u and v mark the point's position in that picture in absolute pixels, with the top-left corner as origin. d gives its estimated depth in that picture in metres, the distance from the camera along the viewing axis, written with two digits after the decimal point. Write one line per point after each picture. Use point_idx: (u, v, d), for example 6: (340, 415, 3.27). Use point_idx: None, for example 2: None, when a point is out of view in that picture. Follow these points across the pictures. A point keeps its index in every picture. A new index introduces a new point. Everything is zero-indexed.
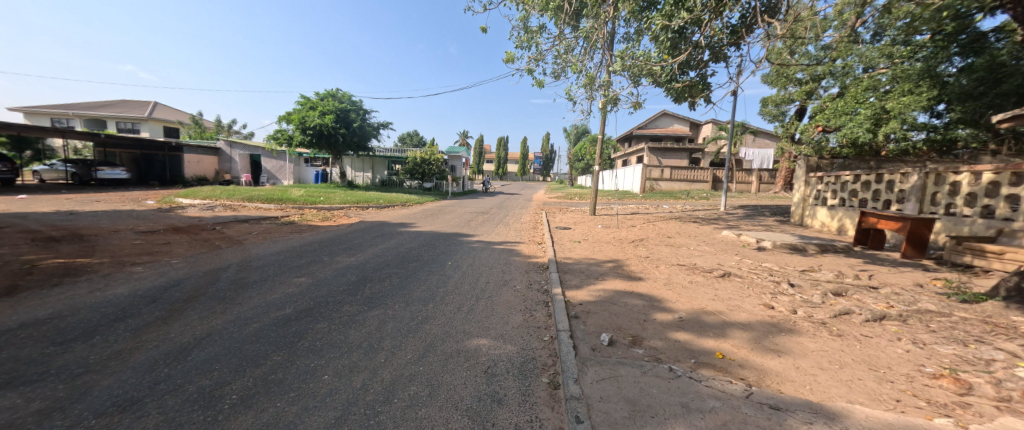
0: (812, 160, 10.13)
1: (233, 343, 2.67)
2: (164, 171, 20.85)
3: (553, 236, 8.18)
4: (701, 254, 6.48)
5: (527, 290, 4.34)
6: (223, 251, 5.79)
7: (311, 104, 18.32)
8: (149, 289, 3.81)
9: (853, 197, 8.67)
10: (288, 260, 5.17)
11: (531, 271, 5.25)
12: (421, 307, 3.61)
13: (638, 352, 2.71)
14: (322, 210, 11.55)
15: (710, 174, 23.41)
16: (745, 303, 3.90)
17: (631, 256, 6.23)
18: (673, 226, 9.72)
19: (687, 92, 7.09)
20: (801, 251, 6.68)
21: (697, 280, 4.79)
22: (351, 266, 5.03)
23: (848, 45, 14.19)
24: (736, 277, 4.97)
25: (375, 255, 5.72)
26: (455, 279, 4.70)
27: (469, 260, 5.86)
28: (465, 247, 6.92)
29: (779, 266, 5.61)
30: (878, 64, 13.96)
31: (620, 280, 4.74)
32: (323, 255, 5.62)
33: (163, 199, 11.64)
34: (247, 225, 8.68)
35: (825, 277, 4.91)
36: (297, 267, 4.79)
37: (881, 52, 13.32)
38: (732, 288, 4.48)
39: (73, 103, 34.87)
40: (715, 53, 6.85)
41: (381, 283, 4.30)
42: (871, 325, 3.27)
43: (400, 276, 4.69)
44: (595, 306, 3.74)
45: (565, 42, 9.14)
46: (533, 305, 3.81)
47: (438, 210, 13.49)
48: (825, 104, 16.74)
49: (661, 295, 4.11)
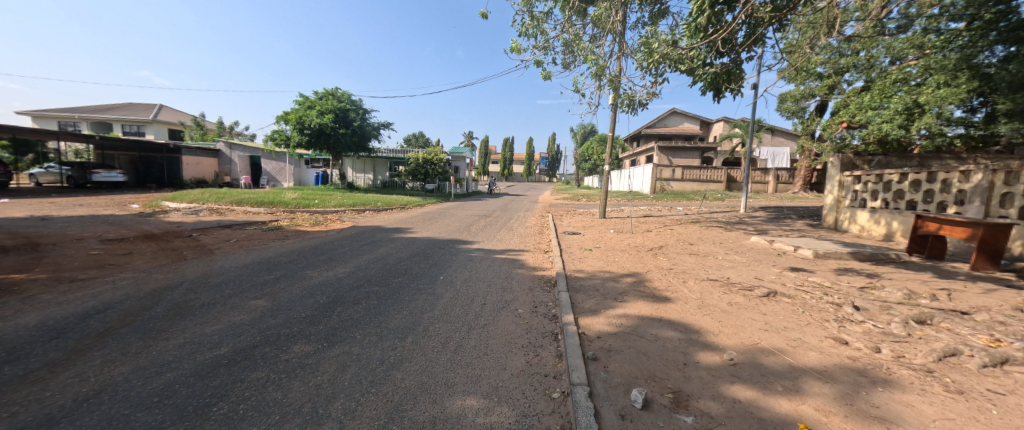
0: (847, 158, 9.19)
1: (120, 410, 1.91)
2: (162, 173, 20.38)
3: (561, 244, 7.38)
4: (733, 265, 5.64)
5: (531, 316, 3.53)
6: (187, 263, 5.09)
7: (309, 103, 17.72)
8: (63, 318, 3.07)
9: (898, 198, 7.79)
10: (252, 276, 4.43)
11: (536, 289, 4.43)
12: (396, 343, 2.84)
13: (686, 424, 1.92)
14: (314, 213, 10.89)
15: (723, 174, 22.41)
16: (808, 338, 3.06)
17: (652, 268, 5.39)
18: (692, 231, 8.83)
19: (722, 82, 6.06)
20: (849, 262, 5.78)
21: (736, 300, 3.98)
22: (325, 283, 4.28)
23: (875, 36, 13.29)
24: (783, 297, 4.13)
25: (356, 269, 4.96)
26: (446, 300, 3.93)
27: (466, 273, 5.08)
28: (462, 257, 6.14)
29: (829, 281, 4.74)
30: (907, 55, 13.00)
31: (644, 301, 3.92)
32: (296, 269, 4.88)
33: (149, 203, 11.03)
34: (230, 231, 8.02)
35: (895, 298, 4.04)
36: (259, 286, 4.04)
37: (912, 42, 12.38)
38: (784, 312, 3.66)
39: (81, 107, 35.13)
40: (752, 35, 5.97)
41: (355, 307, 3.55)
42: (994, 374, 2.43)
43: (379, 296, 3.93)
44: (617, 342, 2.91)
45: (573, 30, 8.41)
46: (538, 339, 3.03)
47: (438, 213, 12.75)
48: (849, 98, 15.67)
49: (699, 325, 3.27)
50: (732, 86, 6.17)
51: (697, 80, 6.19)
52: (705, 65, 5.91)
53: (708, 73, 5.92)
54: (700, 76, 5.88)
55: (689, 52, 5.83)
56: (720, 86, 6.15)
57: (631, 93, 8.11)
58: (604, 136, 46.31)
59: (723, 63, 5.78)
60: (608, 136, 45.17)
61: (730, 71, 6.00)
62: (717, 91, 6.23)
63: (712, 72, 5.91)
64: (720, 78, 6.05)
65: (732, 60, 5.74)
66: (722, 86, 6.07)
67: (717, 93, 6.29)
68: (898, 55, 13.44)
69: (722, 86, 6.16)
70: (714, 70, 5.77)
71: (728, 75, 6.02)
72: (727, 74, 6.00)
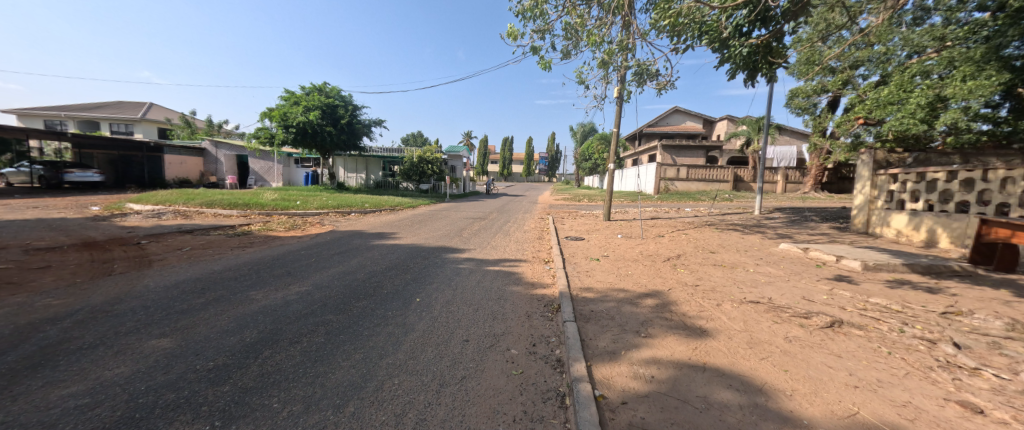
0: (880, 154, 8.25)
1: None
2: (142, 172, 19.43)
3: (564, 251, 6.48)
4: (769, 280, 4.73)
5: (527, 362, 2.63)
6: (108, 281, 4.15)
7: (295, 99, 16.73)
8: None
9: (944, 199, 6.86)
10: (177, 300, 3.51)
11: (535, 316, 3.51)
12: (327, 419, 1.91)
13: None
14: (293, 216, 9.94)
15: (730, 173, 21.60)
16: (922, 402, 2.15)
17: (674, 285, 4.47)
18: (709, 235, 7.90)
19: (761, 59, 5.14)
20: (906, 275, 4.87)
21: (794, 334, 3.07)
22: (266, 311, 3.35)
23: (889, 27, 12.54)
24: (852, 328, 3.22)
25: (314, 288, 4.02)
26: (415, 335, 3.00)
27: (449, 293, 4.14)
28: (447, 269, 5.21)
29: (897, 304, 3.84)
30: (925, 48, 12.16)
31: (674, 335, 3.01)
32: (239, 288, 3.95)
33: (110, 205, 10.02)
34: (189, 236, 7.09)
35: (997, 330, 3.13)
36: (175, 318, 3.11)
37: (932, 35, 11.57)
38: (864, 354, 2.76)
39: (68, 106, 34.16)
40: (795, 4, 5.07)
41: (290, 349, 2.63)
42: None
43: (332, 328, 3.03)
44: (652, 413, 1.99)
45: (579, 10, 7.51)
46: (536, 406, 2.11)
47: (430, 216, 11.84)
48: (864, 93, 14.67)
49: (761, 378, 2.36)
50: (772, 64, 5.28)
51: (729, 57, 5.24)
52: (741, 36, 4.94)
53: (746, 45, 4.94)
54: (735, 50, 4.92)
55: (720, 19, 4.89)
56: (757, 65, 5.22)
57: (643, 63, 7.11)
58: (606, 135, 45.56)
59: (763, 35, 4.85)
60: (610, 135, 44.25)
61: (768, 46, 5.10)
62: (752, 74, 5.33)
63: (750, 44, 4.94)
64: (756, 54, 5.13)
65: (775, 30, 4.82)
66: (762, 64, 5.14)
67: (752, 75, 5.39)
68: (917, 49, 12.53)
69: (758, 67, 5.26)
70: (754, 41, 4.81)
71: (768, 50, 5.10)
72: (765, 50, 5.09)
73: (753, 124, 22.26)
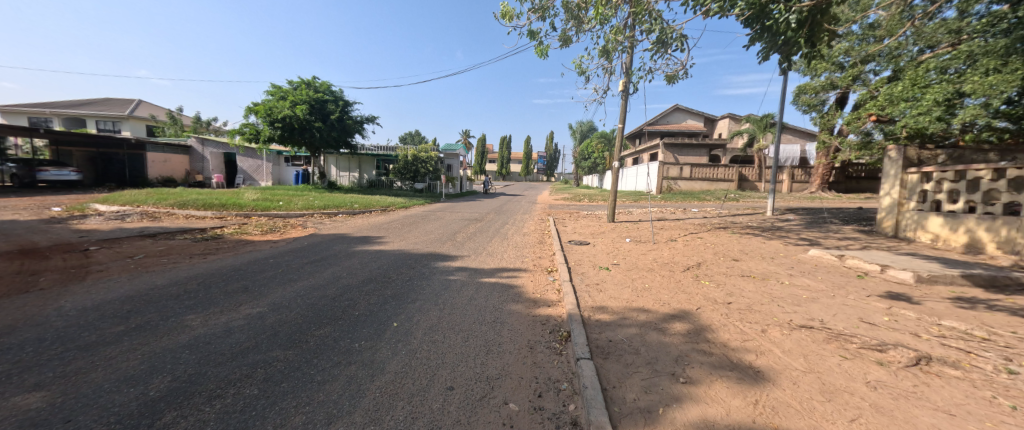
0: (912, 151, 7.57)
1: None
2: (123, 171, 18.63)
3: (568, 259, 5.77)
4: (812, 295, 4.06)
5: (532, 425, 1.92)
6: (19, 299, 3.42)
7: (282, 93, 15.99)
8: None
9: (989, 200, 6.18)
10: (85, 330, 2.76)
11: (539, 348, 2.81)
12: None
13: None
14: (273, 218, 9.20)
15: (734, 172, 21.01)
16: None
17: (703, 303, 3.78)
18: (726, 240, 7.21)
19: (803, 35, 4.49)
20: (968, 289, 4.18)
21: (876, 377, 2.37)
22: (194, 345, 2.60)
23: (899, 22, 11.68)
24: (944, 366, 2.52)
25: (268, 310, 3.28)
26: (384, 381, 2.27)
27: (435, 314, 3.42)
28: (434, 282, 4.49)
29: (978, 328, 3.15)
30: (940, 43, 11.26)
31: (723, 380, 2.30)
32: (174, 310, 3.20)
33: (74, 206, 9.24)
34: (149, 241, 6.33)
35: None
36: (68, 357, 2.37)
37: (946, 28, 10.76)
38: (982, 409, 2.06)
39: (54, 104, 33.19)
40: None
41: (203, 410, 1.89)
42: None
43: (274, 372, 2.28)
44: None
45: None
46: None
47: (423, 216, 11.12)
48: (875, 90, 13.90)
49: None
50: (814, 41, 4.63)
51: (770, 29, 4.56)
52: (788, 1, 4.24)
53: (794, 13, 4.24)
54: (781, 17, 4.21)
55: None
56: (795, 43, 4.59)
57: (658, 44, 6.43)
58: (605, 134, 44.90)
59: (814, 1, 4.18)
60: (610, 133, 43.52)
61: (813, 19, 4.45)
62: (786, 54, 4.71)
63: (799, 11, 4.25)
64: (800, 27, 4.46)
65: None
66: (802, 42, 4.52)
67: (787, 55, 4.80)
68: (929, 43, 11.61)
69: (794, 47, 4.64)
70: (803, 7, 4.12)
71: (814, 22, 4.45)
72: (810, 22, 4.42)
73: (758, 123, 21.34)
